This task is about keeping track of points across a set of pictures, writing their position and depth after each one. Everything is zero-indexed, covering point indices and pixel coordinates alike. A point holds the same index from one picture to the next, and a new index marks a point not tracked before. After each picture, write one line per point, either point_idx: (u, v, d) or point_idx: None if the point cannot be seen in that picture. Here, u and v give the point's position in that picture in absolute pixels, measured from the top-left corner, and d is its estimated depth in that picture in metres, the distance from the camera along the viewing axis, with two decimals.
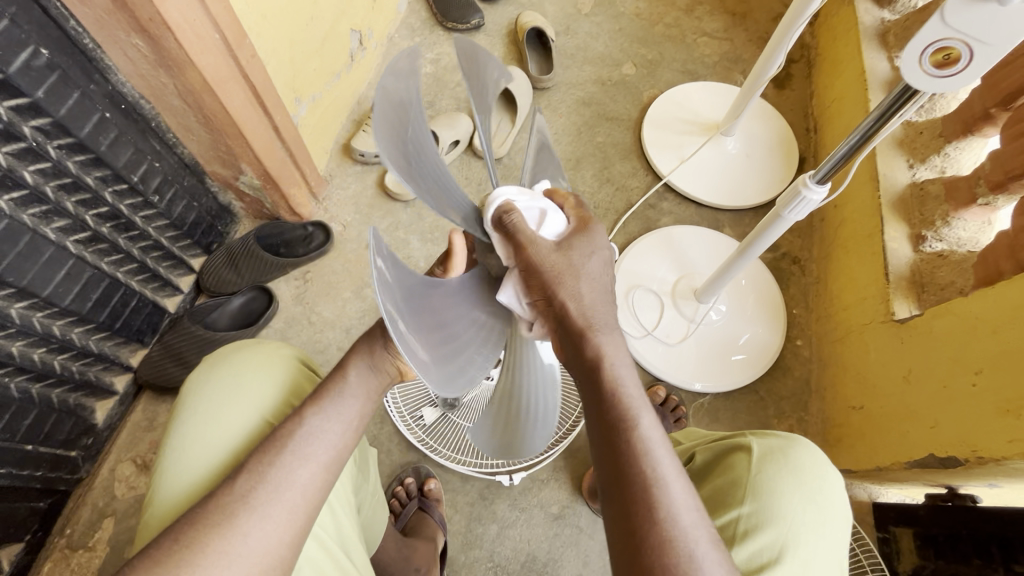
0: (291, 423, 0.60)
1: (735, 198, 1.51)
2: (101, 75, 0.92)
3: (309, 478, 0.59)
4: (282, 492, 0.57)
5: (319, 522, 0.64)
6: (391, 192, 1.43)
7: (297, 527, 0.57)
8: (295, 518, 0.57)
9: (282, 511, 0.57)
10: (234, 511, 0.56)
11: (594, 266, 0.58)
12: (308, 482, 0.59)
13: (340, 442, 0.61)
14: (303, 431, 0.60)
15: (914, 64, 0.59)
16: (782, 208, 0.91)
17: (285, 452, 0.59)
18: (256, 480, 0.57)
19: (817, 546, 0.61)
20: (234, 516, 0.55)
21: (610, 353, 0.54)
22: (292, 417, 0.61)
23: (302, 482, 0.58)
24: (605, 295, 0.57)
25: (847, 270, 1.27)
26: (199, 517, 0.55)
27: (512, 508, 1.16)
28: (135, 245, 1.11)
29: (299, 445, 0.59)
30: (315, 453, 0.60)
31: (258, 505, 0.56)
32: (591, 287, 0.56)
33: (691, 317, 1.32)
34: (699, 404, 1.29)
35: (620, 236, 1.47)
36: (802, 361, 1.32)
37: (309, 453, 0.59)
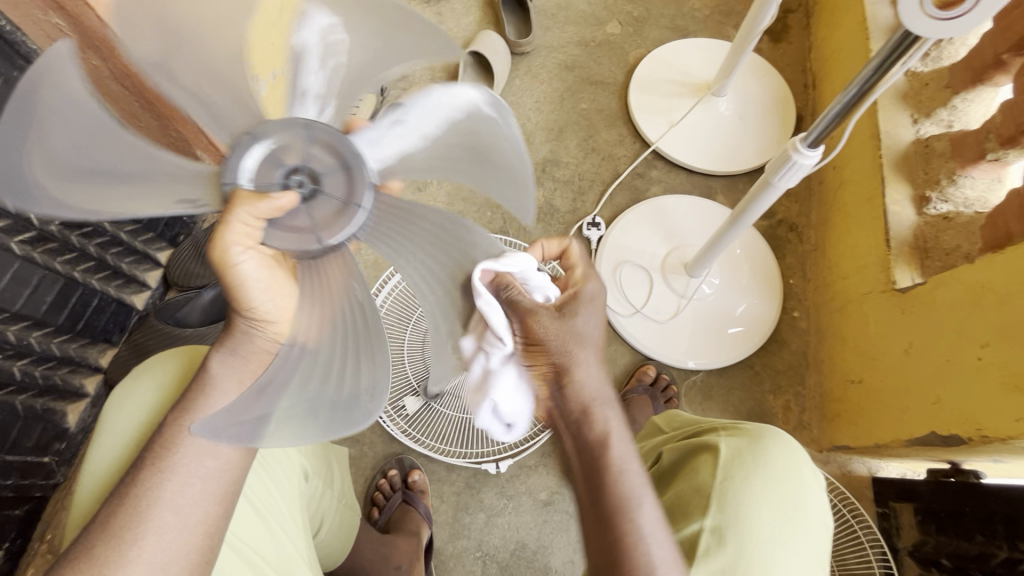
0: (170, 431, 0.54)
1: (728, 163, 1.42)
2: (25, 60, 0.85)
3: (186, 493, 0.52)
4: (151, 514, 0.51)
5: (251, 541, 0.56)
6: None
7: (176, 552, 0.50)
8: (172, 542, 0.50)
9: (154, 536, 0.50)
10: (98, 541, 0.49)
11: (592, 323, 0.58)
12: (182, 498, 0.52)
13: (220, 447, 0.54)
14: (174, 443, 0.54)
15: (916, 6, 0.52)
16: (772, 174, 0.84)
17: (149, 467, 0.52)
18: (119, 506, 0.50)
19: (786, 557, 0.56)
20: (95, 546, 0.49)
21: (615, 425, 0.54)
22: (164, 427, 0.55)
23: (176, 499, 0.52)
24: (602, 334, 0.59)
25: (847, 237, 1.19)
26: (69, 554, 0.49)
27: (500, 497, 1.13)
28: (91, 242, 1.06)
29: (165, 459, 0.53)
30: (186, 466, 0.53)
31: (124, 532, 0.49)
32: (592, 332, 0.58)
33: (681, 292, 1.26)
34: (691, 382, 1.25)
35: (607, 209, 1.40)
36: (799, 334, 1.27)
37: (185, 467, 0.53)
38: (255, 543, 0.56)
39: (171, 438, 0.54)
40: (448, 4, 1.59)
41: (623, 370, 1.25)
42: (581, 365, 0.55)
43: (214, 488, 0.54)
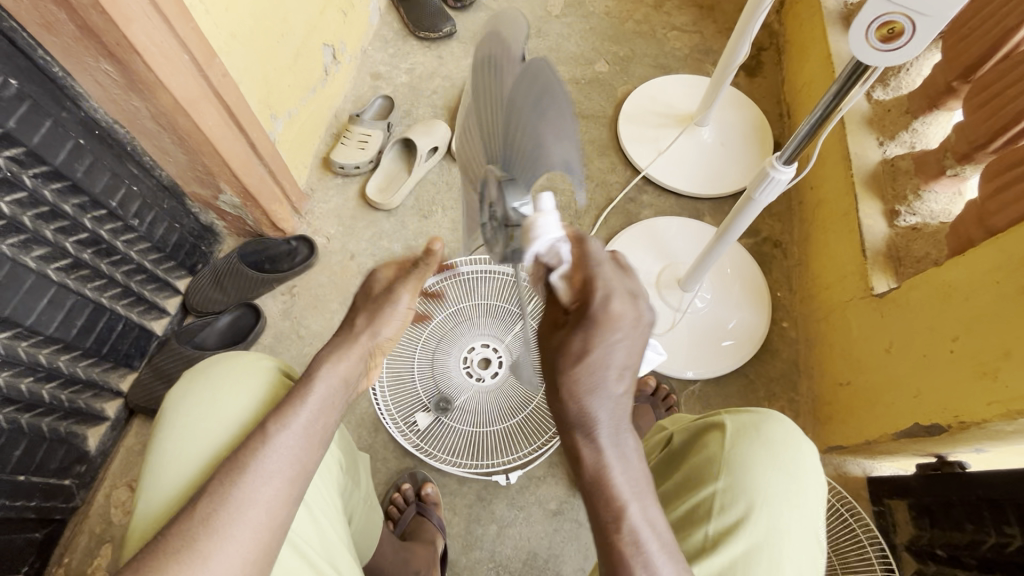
0: (272, 412, 0.63)
1: (714, 187, 1.52)
2: (72, 102, 0.93)
3: (281, 466, 0.60)
4: (258, 483, 0.59)
5: (298, 525, 0.64)
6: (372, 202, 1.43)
7: (274, 517, 0.59)
8: (273, 508, 0.59)
9: (259, 503, 0.58)
10: (212, 504, 0.57)
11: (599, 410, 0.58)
12: (282, 472, 0.60)
13: (311, 429, 0.63)
14: (278, 422, 0.62)
15: (862, 40, 0.61)
16: (753, 191, 0.92)
17: (256, 442, 0.60)
18: (231, 473, 0.59)
19: (792, 516, 0.61)
20: (206, 506, 0.57)
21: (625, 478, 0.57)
22: (267, 410, 0.63)
23: (278, 473, 0.60)
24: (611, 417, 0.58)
25: (827, 250, 1.28)
26: (179, 515, 0.57)
27: (510, 508, 1.16)
28: (118, 270, 1.12)
29: (270, 436, 0.61)
30: (283, 443, 0.61)
31: (235, 497, 0.58)
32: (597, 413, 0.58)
33: (676, 306, 1.33)
34: (690, 392, 1.30)
35: (603, 231, 1.49)
36: (789, 343, 1.34)
37: (286, 444, 0.61)
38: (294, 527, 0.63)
39: (268, 421, 0.62)
40: (448, 47, 1.72)
41: None
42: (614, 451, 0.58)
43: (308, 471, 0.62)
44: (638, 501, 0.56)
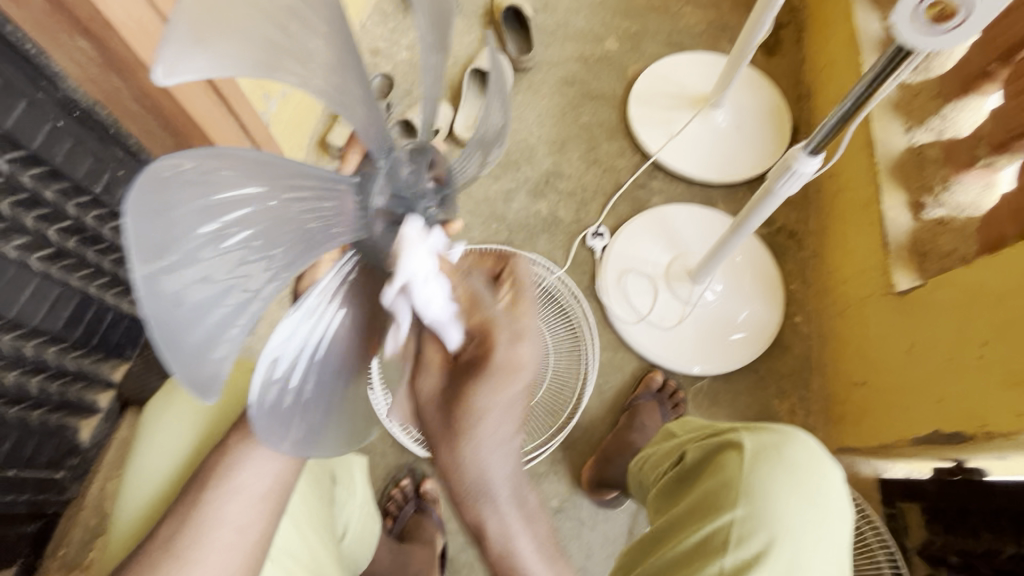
0: (227, 454, 0.58)
1: (727, 173, 1.45)
2: (49, 81, 0.87)
3: (243, 514, 0.56)
4: (212, 534, 0.55)
5: (288, 542, 0.62)
6: None
7: (235, 568, 0.55)
8: (232, 559, 0.55)
9: (217, 554, 0.55)
10: (163, 558, 0.53)
11: (490, 419, 0.58)
12: (242, 519, 0.56)
13: (274, 472, 0.58)
14: (234, 465, 0.57)
15: (908, 22, 0.55)
16: (774, 182, 0.86)
17: (212, 487, 0.56)
18: (184, 523, 0.55)
19: (815, 547, 0.58)
20: (161, 562, 0.53)
21: (489, 501, 0.60)
22: (222, 449, 0.58)
23: (238, 520, 0.56)
24: (500, 430, 0.59)
25: (845, 243, 1.22)
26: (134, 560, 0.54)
27: None
28: (106, 258, 1.08)
29: (228, 481, 0.56)
30: (246, 486, 0.57)
31: (188, 549, 0.54)
32: (484, 418, 0.57)
33: (686, 299, 1.27)
34: (697, 388, 1.25)
35: (610, 219, 1.43)
36: (801, 338, 1.28)
37: (243, 488, 0.56)
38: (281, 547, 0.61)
39: (221, 471, 0.57)
40: None
41: (630, 377, 1.26)
42: (487, 478, 0.59)
43: (269, 517, 0.57)
44: (524, 529, 0.63)
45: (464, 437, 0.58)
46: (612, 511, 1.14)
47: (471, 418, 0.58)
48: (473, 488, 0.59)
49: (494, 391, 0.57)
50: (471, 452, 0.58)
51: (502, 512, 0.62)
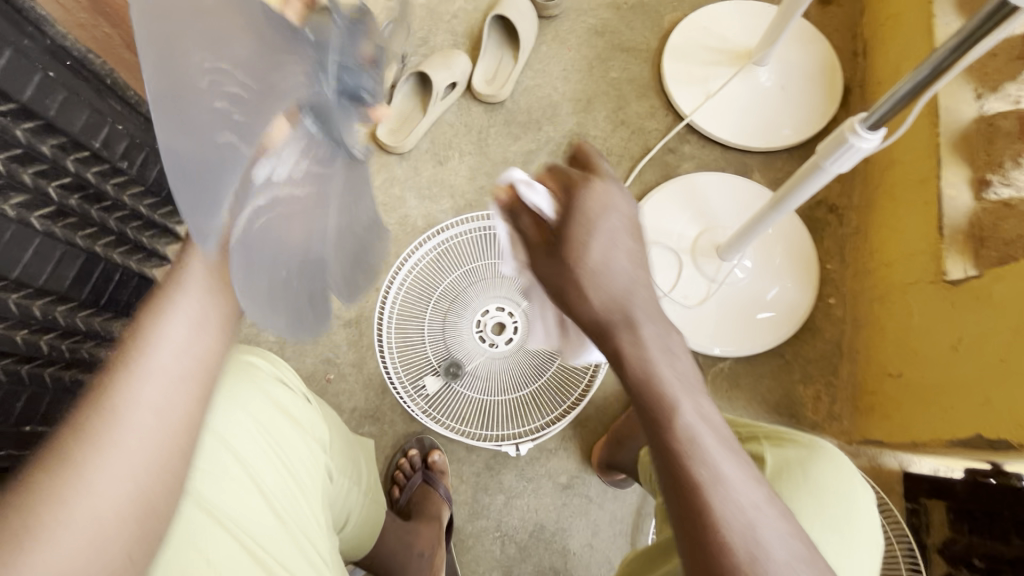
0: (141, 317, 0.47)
1: (766, 139, 1.34)
2: (35, 28, 0.81)
3: (161, 395, 0.45)
4: (123, 414, 0.44)
5: (277, 550, 0.59)
6: (383, 144, 1.34)
7: (155, 456, 0.44)
8: (149, 448, 0.44)
9: (132, 440, 0.44)
10: (65, 447, 0.42)
11: (603, 249, 0.52)
12: (160, 400, 0.45)
13: (206, 322, 0.49)
14: (141, 329, 0.46)
15: None
16: (824, 158, 0.77)
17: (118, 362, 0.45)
18: (84, 402, 0.44)
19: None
20: (58, 457, 0.42)
21: (631, 354, 0.49)
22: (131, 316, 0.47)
23: (156, 403, 0.45)
24: (626, 271, 0.52)
25: (893, 222, 1.12)
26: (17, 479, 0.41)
27: (519, 479, 1.13)
28: (111, 217, 1.05)
29: (139, 347, 0.45)
30: (161, 364, 0.46)
31: (93, 437, 0.43)
32: (603, 262, 0.52)
33: (712, 276, 1.19)
34: (718, 369, 1.19)
35: (636, 186, 1.34)
36: (834, 322, 1.20)
37: (156, 362, 0.46)
38: (277, 553, 0.59)
39: (133, 363, 0.45)
40: None
41: None
42: (626, 342, 0.50)
43: (199, 398, 0.47)
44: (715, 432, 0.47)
45: (580, 251, 0.53)
46: (622, 490, 1.12)
47: (581, 256, 0.53)
48: (616, 348, 0.50)
49: (589, 223, 0.54)
50: (600, 291, 0.51)
51: (690, 413, 0.47)
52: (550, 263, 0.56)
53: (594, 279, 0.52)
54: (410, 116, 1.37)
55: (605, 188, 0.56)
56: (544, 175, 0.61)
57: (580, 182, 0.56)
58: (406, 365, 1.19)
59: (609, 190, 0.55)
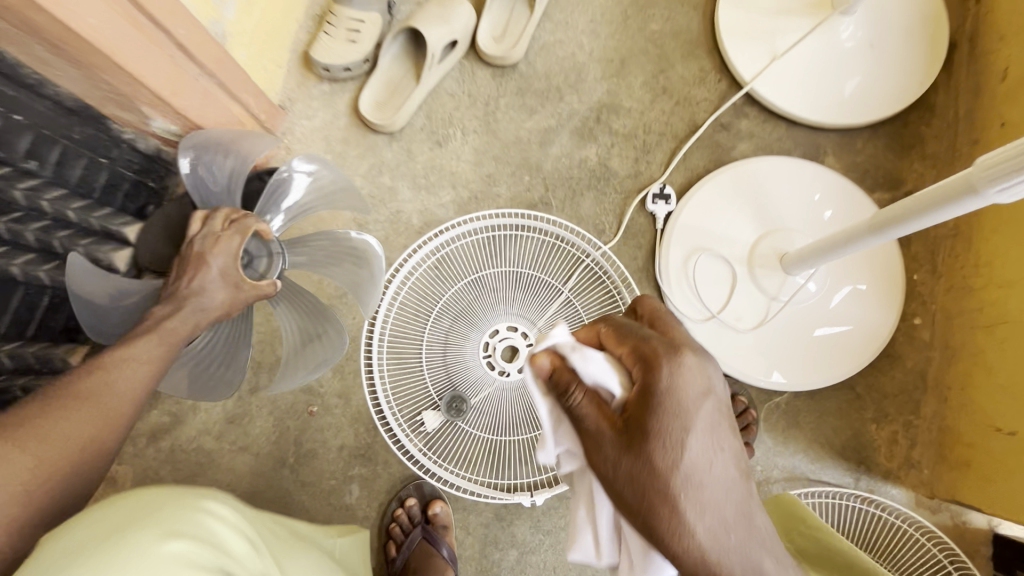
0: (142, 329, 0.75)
1: (846, 112, 1.07)
2: None
3: (134, 373, 0.71)
4: (93, 397, 0.67)
5: None
6: (367, 121, 1.10)
7: (77, 438, 0.65)
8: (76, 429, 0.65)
9: (70, 421, 0.65)
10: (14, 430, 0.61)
11: (700, 450, 0.46)
12: (133, 375, 0.71)
13: (211, 302, 0.80)
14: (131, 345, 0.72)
15: None
16: (981, 179, 0.53)
17: (102, 362, 0.70)
18: (60, 393, 0.67)
19: None
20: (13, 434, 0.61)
21: None
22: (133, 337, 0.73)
23: (125, 377, 0.70)
24: (723, 468, 0.46)
25: (1014, 231, 0.88)
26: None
27: (534, 532, 0.97)
28: (28, 229, 0.84)
29: (128, 347, 0.72)
30: (143, 352, 0.73)
31: (34, 424, 0.62)
32: (696, 468, 0.45)
33: (775, 293, 0.97)
34: (774, 405, 0.99)
35: (679, 173, 1.09)
36: (918, 347, 0.99)
37: (139, 348, 0.72)
38: None
39: (93, 384, 0.68)
40: None
41: None
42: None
43: (157, 369, 0.74)
44: None
45: (667, 456, 0.45)
46: None
47: (671, 470, 0.45)
48: None
49: (685, 418, 0.45)
50: (700, 510, 0.45)
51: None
52: (625, 460, 0.46)
53: (696, 493, 0.45)
54: (401, 85, 1.12)
55: (695, 359, 0.47)
56: (609, 335, 0.51)
57: (667, 357, 0.47)
58: (404, 396, 1.01)
59: (704, 370, 0.47)
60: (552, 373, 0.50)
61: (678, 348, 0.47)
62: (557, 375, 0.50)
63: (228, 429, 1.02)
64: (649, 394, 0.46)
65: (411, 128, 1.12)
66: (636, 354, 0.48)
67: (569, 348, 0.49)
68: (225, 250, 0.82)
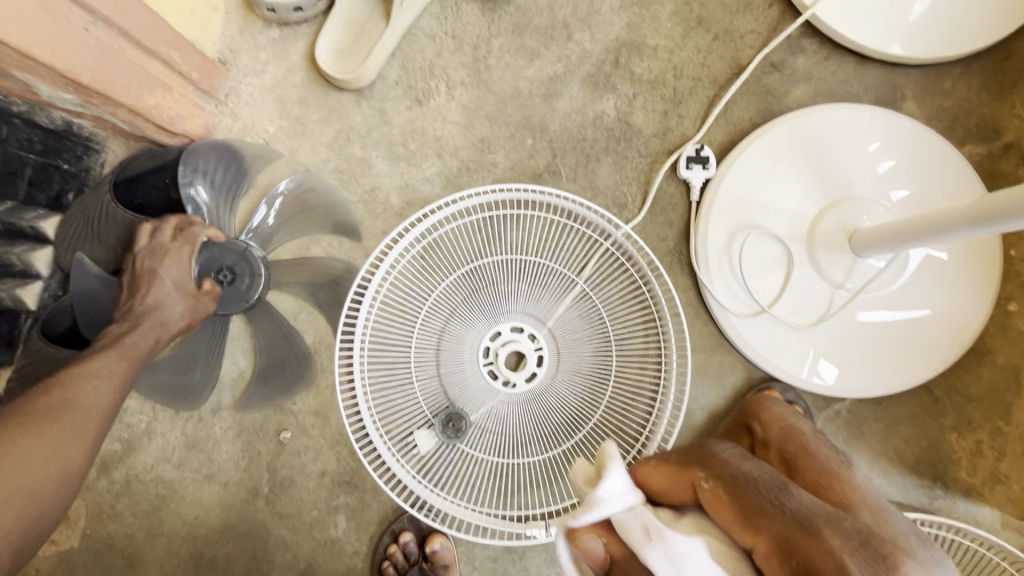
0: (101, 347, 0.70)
1: (936, 40, 0.83)
2: None
3: (106, 388, 0.66)
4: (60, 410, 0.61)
5: None
6: (327, 74, 0.88)
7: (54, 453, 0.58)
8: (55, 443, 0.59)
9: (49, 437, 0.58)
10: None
11: None
12: (103, 387, 0.66)
13: (172, 311, 0.77)
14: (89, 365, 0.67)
15: None
16: None
17: (63, 379, 0.64)
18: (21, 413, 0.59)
19: None
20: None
21: None
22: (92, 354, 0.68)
23: (101, 383, 0.66)
24: None
25: None
26: None
27: (551, 564, 0.84)
28: None
29: (89, 364, 0.67)
30: (104, 368, 0.67)
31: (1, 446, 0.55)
32: None
33: (841, 281, 0.78)
34: (834, 413, 0.83)
35: (719, 128, 0.87)
36: (1012, 340, 0.81)
37: (108, 362, 0.68)
38: None
39: (55, 401, 0.62)
40: None
41: (731, 391, 0.85)
42: None
43: (125, 384, 0.69)
44: None
45: None
46: None
47: None
48: None
49: None
50: None
51: None
52: None
53: None
54: (367, 26, 0.89)
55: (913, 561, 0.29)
56: (718, 496, 0.35)
57: (861, 566, 0.28)
58: (392, 414, 0.86)
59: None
60: (609, 564, 0.38)
61: (880, 552, 0.29)
62: (619, 568, 0.37)
63: (189, 456, 0.87)
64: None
65: (383, 82, 0.90)
66: (775, 530, 0.31)
67: (640, 533, 0.34)
68: (176, 260, 0.78)
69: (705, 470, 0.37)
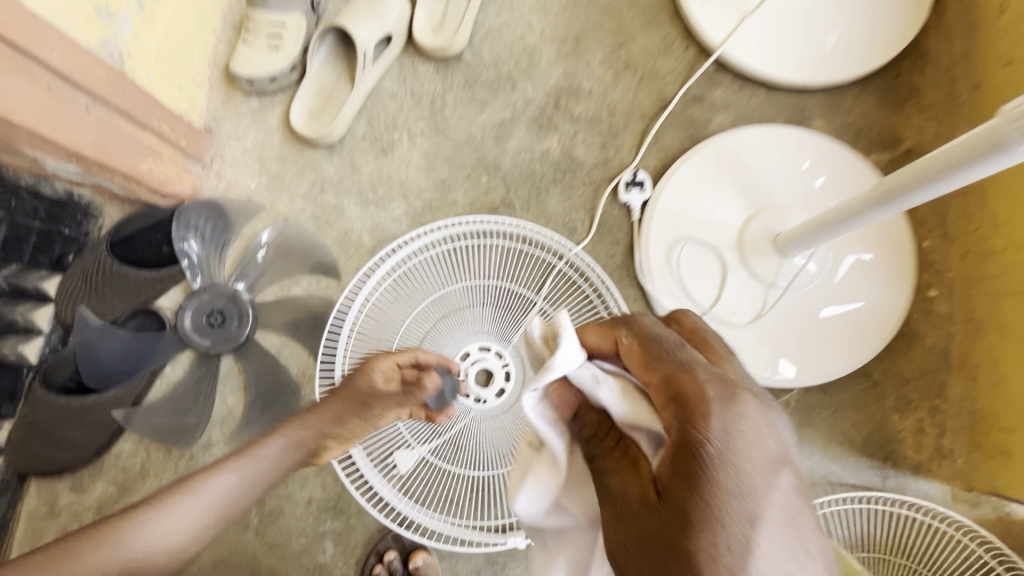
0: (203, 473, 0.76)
1: (830, 67, 0.95)
2: None
3: (219, 488, 0.75)
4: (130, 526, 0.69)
5: None
6: (302, 135, 0.99)
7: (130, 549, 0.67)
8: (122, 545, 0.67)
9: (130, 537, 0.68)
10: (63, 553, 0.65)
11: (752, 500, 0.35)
12: (219, 488, 0.75)
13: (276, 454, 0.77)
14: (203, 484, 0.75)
15: None
16: None
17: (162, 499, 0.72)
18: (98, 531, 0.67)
19: None
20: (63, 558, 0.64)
21: None
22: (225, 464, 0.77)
23: (215, 489, 0.75)
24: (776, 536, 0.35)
25: None
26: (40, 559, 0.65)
27: None
28: None
29: (193, 489, 0.74)
30: (211, 491, 0.75)
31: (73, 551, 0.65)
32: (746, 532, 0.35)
33: (771, 279, 0.86)
34: (783, 404, 0.89)
35: (653, 156, 0.98)
36: (937, 323, 0.88)
37: (204, 486, 0.75)
38: None
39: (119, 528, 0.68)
40: None
41: None
42: None
43: (248, 483, 0.77)
44: None
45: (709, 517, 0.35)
46: None
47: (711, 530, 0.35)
48: None
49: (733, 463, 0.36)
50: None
51: None
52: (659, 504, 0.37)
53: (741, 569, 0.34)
54: (336, 91, 1.00)
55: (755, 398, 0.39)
56: (633, 350, 0.45)
57: (714, 393, 0.39)
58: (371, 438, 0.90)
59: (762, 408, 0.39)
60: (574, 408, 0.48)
61: (727, 386, 0.39)
62: (580, 414, 0.48)
63: None
64: (687, 443, 0.37)
65: (352, 138, 1.01)
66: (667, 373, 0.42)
67: (589, 381, 0.45)
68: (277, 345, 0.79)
69: (629, 332, 0.47)
